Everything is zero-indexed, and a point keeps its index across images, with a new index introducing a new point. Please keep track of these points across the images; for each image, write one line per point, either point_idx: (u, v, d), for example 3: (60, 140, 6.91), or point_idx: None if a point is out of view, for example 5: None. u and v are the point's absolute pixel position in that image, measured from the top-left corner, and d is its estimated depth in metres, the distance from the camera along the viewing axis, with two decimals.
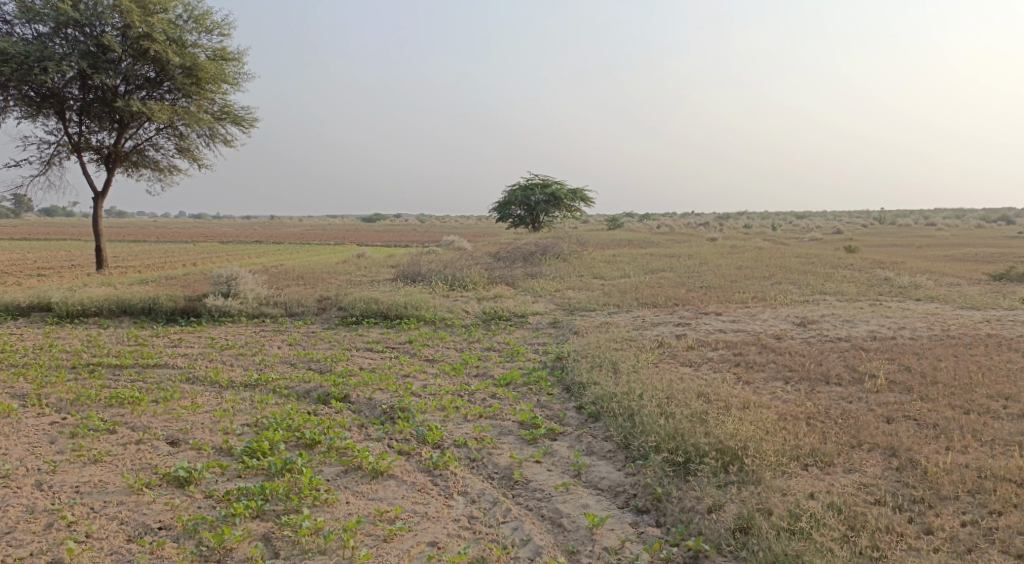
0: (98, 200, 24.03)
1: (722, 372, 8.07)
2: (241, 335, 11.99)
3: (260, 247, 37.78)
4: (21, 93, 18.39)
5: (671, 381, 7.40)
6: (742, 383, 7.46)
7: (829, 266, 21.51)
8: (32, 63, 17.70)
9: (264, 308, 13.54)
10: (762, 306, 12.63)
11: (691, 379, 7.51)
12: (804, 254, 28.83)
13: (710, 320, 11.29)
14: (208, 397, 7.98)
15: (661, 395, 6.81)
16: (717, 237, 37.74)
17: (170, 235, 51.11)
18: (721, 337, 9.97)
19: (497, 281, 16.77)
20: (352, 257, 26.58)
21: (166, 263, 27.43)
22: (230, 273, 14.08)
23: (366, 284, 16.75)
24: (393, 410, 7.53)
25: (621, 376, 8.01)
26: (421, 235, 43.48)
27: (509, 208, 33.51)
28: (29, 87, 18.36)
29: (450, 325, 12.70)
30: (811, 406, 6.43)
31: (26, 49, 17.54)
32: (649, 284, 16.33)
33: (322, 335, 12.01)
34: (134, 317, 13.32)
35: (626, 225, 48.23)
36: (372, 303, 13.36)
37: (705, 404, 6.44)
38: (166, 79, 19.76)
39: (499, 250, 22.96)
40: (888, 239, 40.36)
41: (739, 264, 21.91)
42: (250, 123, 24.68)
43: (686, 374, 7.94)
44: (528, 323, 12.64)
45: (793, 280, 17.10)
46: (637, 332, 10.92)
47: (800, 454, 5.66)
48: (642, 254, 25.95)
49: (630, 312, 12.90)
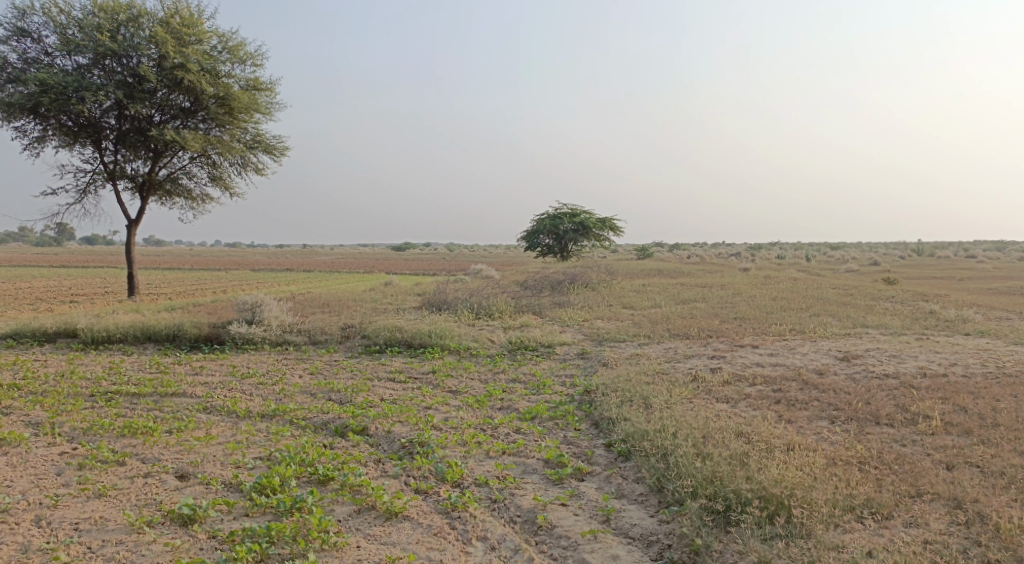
0: (130, 227, 24.25)
1: (762, 409, 7.61)
2: (263, 364, 11.77)
3: (290, 275, 37.93)
4: (59, 122, 18.60)
5: (708, 419, 6.95)
6: (785, 422, 7.00)
7: (869, 298, 20.83)
8: (70, 94, 17.86)
9: (288, 335, 13.33)
10: (800, 338, 12.12)
11: (729, 416, 7.06)
12: (841, 285, 28.09)
13: (746, 353, 10.82)
14: (222, 427, 7.71)
15: (697, 433, 6.37)
16: (750, 267, 37.07)
17: (202, 262, 51.77)
18: (759, 371, 9.49)
19: (524, 310, 16.43)
20: (380, 285, 26.47)
21: (195, 290, 27.56)
22: (254, 300, 13.93)
23: (392, 312, 16.51)
24: (411, 444, 7.18)
25: (653, 412, 7.58)
26: (449, 264, 43.41)
27: (538, 236, 33.26)
28: (67, 117, 18.58)
29: (475, 355, 12.36)
30: (862, 450, 5.95)
31: (65, 80, 17.72)
32: (681, 315, 15.86)
33: (345, 364, 11.74)
34: (157, 344, 13.20)
35: (656, 255, 47.70)
36: (396, 332, 13.09)
37: (746, 445, 6.00)
38: (200, 108, 19.94)
39: (527, 279, 22.66)
40: (927, 271, 39.33)
41: (774, 295, 21.33)
42: (282, 152, 24.81)
43: (723, 411, 7.49)
44: (556, 354, 12.26)
45: (831, 312, 16.52)
46: (670, 364, 10.48)
47: (854, 504, 5.19)
48: (673, 284, 25.45)
49: (662, 343, 12.45)
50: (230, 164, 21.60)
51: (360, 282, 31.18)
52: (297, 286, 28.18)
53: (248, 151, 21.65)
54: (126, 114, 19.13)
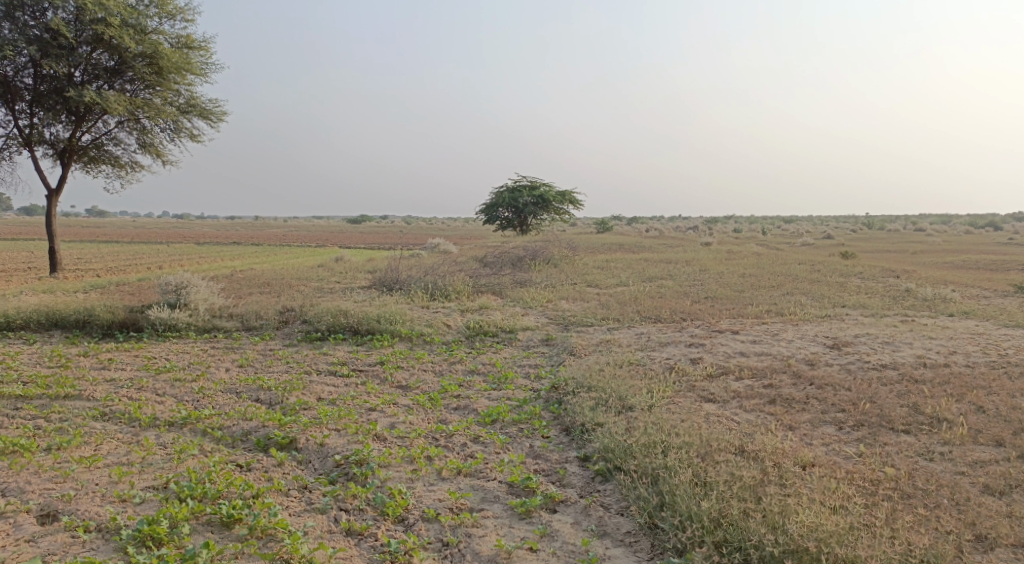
0: (53, 198, 22.30)
1: (758, 413, 6.57)
2: (186, 356, 10.38)
3: (236, 250, 36.01)
4: None
5: (701, 428, 5.91)
6: (790, 432, 5.98)
7: (839, 274, 20.13)
8: None
9: (217, 321, 11.92)
10: (782, 322, 11.15)
11: (726, 427, 6.03)
12: (805, 260, 27.45)
13: (727, 339, 9.80)
14: (117, 444, 6.40)
15: (695, 458, 5.32)
16: (712, 241, 36.42)
17: (144, 235, 49.45)
18: (744, 363, 8.45)
19: (482, 289, 15.23)
20: (329, 261, 24.98)
21: (128, 266, 25.73)
22: (180, 280, 12.43)
23: (338, 292, 15.15)
24: (347, 463, 5.95)
25: (634, 418, 6.49)
26: (405, 239, 41.89)
27: (497, 210, 31.99)
28: None
29: (428, 342, 11.12)
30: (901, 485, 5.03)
31: None
32: (650, 295, 14.84)
33: (280, 355, 10.40)
34: (66, 332, 11.67)
35: (615, 229, 46.88)
36: (340, 316, 11.77)
37: (756, 473, 5.01)
38: (126, 69, 18.07)
39: (485, 255, 21.43)
40: (882, 244, 39.22)
41: (742, 271, 20.46)
42: (221, 118, 23.00)
43: (714, 416, 6.44)
44: (517, 341, 11.08)
45: (805, 291, 15.64)
46: (644, 354, 9.41)
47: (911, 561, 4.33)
48: (637, 259, 24.45)
49: (633, 328, 11.37)
50: (162, 129, 19.81)
51: (308, 257, 29.59)
52: (239, 262, 26.49)
53: (182, 116, 19.88)
54: (43, 73, 17.22)
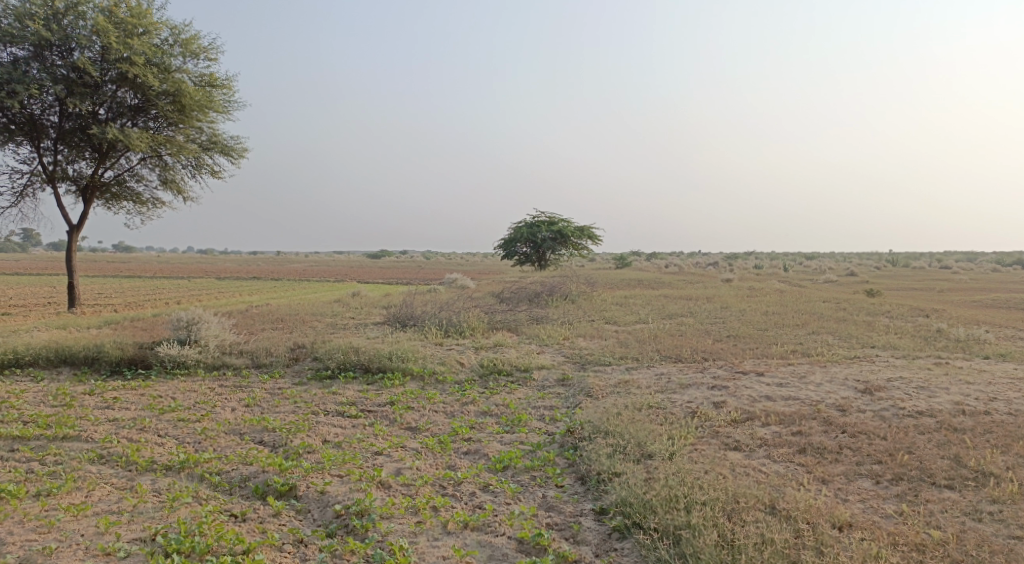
0: (74, 233, 22.39)
1: (787, 464, 6.18)
2: (192, 394, 10.11)
3: (254, 284, 35.98)
4: None
5: (726, 481, 5.54)
6: (825, 487, 5.68)
7: (865, 313, 19.56)
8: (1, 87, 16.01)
9: (227, 358, 11.68)
10: (808, 363, 10.71)
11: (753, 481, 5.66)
12: (830, 297, 26.86)
13: (751, 381, 9.38)
14: (109, 490, 6.12)
15: (720, 521, 4.98)
16: (733, 278, 35.87)
17: (164, 268, 49.72)
18: (770, 407, 8.04)
19: (498, 326, 14.89)
20: (345, 296, 24.81)
21: (145, 300, 25.72)
22: (191, 316, 12.22)
23: (352, 328, 14.87)
24: (348, 512, 5.61)
25: (654, 468, 6.12)
26: (422, 273, 41.70)
27: (515, 245, 31.78)
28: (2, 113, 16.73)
29: (441, 381, 10.79)
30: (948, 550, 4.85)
31: None
32: (670, 333, 14.43)
33: (287, 394, 10.11)
34: (74, 368, 11.46)
35: (635, 265, 46.45)
36: (351, 354, 11.48)
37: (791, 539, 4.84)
38: (149, 107, 18.15)
39: (501, 291, 21.14)
40: (907, 282, 38.45)
41: (764, 309, 19.97)
42: (241, 154, 23.06)
43: (739, 467, 6.06)
44: (532, 381, 10.72)
45: (830, 330, 15.16)
46: (664, 397, 9.01)
47: None
48: (656, 296, 24.01)
49: (652, 368, 10.97)
50: (183, 166, 19.85)
51: (325, 292, 29.44)
52: (256, 297, 26.37)
53: (203, 153, 19.93)
54: (67, 111, 17.34)
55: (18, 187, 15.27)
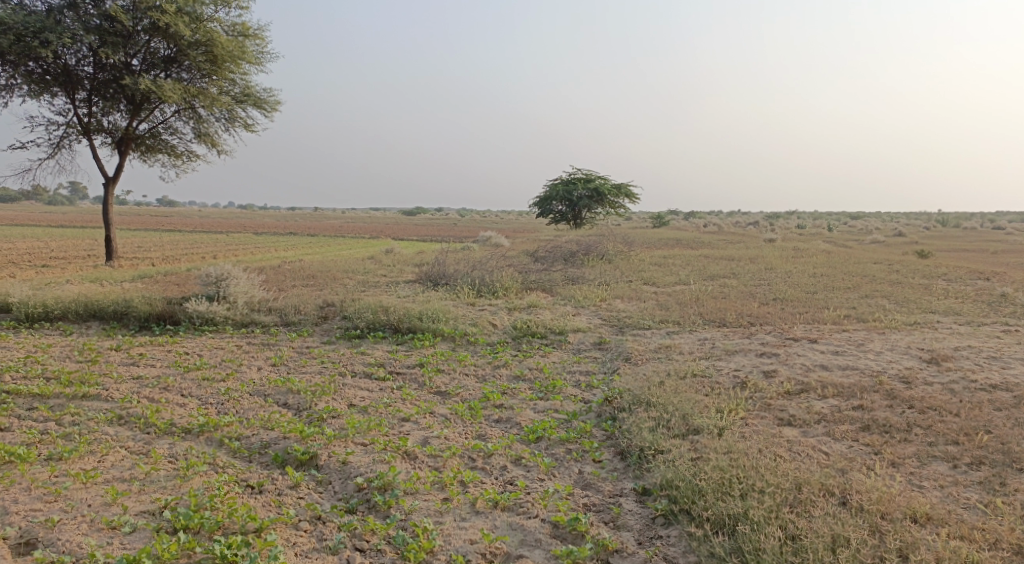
0: (109, 186, 22.30)
1: (852, 443, 5.68)
2: (219, 352, 9.83)
3: (290, 240, 35.89)
4: (26, 70, 16.48)
5: (782, 464, 5.07)
6: (897, 473, 5.20)
7: (918, 275, 18.69)
8: (34, 37, 15.68)
9: (255, 315, 11.38)
10: (863, 331, 10.06)
11: (814, 466, 5.14)
12: (878, 258, 25.86)
13: (804, 349, 8.79)
14: (123, 455, 5.82)
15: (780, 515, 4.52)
16: (775, 238, 34.87)
17: (201, 223, 50.04)
18: (826, 378, 7.47)
19: (532, 286, 14.42)
20: (379, 253, 24.47)
21: (181, 255, 25.68)
22: (220, 271, 11.93)
23: (383, 286, 14.52)
24: (370, 487, 5.22)
25: (701, 445, 5.65)
26: (457, 231, 41.31)
27: (550, 203, 31.16)
28: (36, 64, 16.45)
29: (473, 343, 10.37)
30: None
31: (29, 21, 15.51)
32: (712, 295, 13.82)
33: (315, 353, 9.78)
34: (103, 323, 11.27)
35: (672, 224, 45.49)
36: (381, 314, 11.12)
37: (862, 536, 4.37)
38: (182, 57, 17.75)
39: (537, 249, 20.61)
40: (958, 243, 36.97)
41: (811, 271, 19.13)
42: (274, 108, 22.66)
43: (796, 446, 5.58)
44: (567, 344, 10.25)
45: (884, 294, 14.37)
46: (709, 364, 8.47)
47: None
48: (696, 256, 23.29)
49: (695, 333, 10.41)
50: (216, 119, 19.51)
51: (359, 248, 29.20)
52: (291, 253, 26.20)
53: (236, 105, 19.55)
54: (101, 62, 17.04)
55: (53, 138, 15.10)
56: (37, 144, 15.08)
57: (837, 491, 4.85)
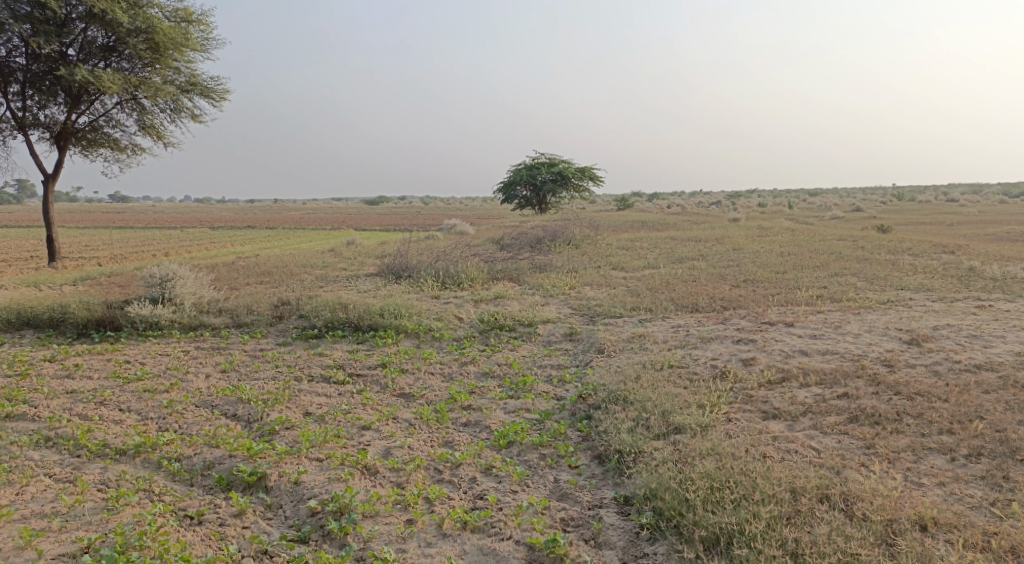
0: (51, 184, 21.23)
1: (844, 437, 5.32)
2: (164, 359, 9.18)
3: (248, 234, 34.89)
4: None
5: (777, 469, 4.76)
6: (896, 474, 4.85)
7: (886, 251, 18.60)
8: None
9: (205, 317, 10.72)
10: (839, 311, 9.77)
11: (809, 473, 4.76)
12: (843, 235, 25.84)
13: (782, 334, 8.45)
14: (46, 485, 5.22)
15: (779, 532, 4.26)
16: (740, 217, 34.81)
17: (156, 220, 48.51)
18: (808, 364, 7.12)
19: (499, 275, 13.93)
20: (339, 245, 23.76)
21: (132, 254, 24.69)
22: (165, 271, 11.20)
23: (343, 281, 13.90)
24: (324, 511, 4.72)
25: (684, 446, 5.25)
26: (420, 220, 40.59)
27: (514, 188, 30.65)
28: None
29: (437, 339, 9.86)
30: None
31: None
32: (683, 279, 13.48)
33: (269, 357, 9.18)
34: (38, 331, 10.51)
35: (637, 207, 45.30)
36: (340, 311, 10.54)
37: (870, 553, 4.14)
38: (121, 45, 16.78)
39: (501, 237, 20.09)
40: (918, 216, 37.27)
41: (779, 250, 18.90)
42: (223, 97, 21.71)
43: (787, 444, 5.21)
44: (536, 336, 9.78)
45: (854, 271, 14.14)
46: (685, 354, 8.08)
47: None
48: (664, 238, 22.98)
49: (668, 320, 10.02)
50: (161, 110, 18.55)
51: (320, 240, 28.40)
52: (247, 248, 25.31)
53: (181, 95, 18.60)
54: (35, 52, 16.05)
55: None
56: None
57: (837, 499, 4.54)
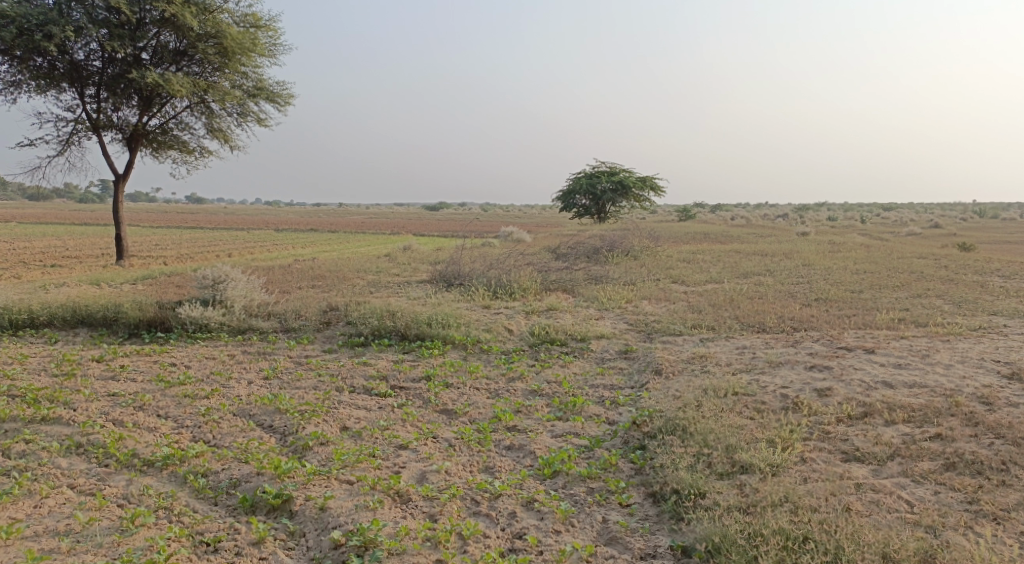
0: (120, 184, 21.67)
1: (941, 494, 4.72)
2: (209, 362, 8.98)
3: (309, 236, 35.20)
4: (33, 65, 15.71)
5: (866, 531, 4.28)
6: (1006, 542, 4.26)
7: (967, 271, 17.48)
8: (37, 30, 14.90)
9: (253, 320, 10.53)
10: (922, 338, 9.03)
11: (902, 535, 4.20)
12: (919, 252, 24.57)
13: (860, 362, 7.77)
14: (66, 498, 4.98)
15: None
16: (808, 231, 33.55)
17: (222, 220, 49.50)
18: (892, 399, 6.49)
19: (553, 286, 13.47)
20: (396, 250, 23.66)
21: (195, 253, 25.08)
22: (218, 273, 11.06)
23: (394, 287, 13.63)
24: (348, 545, 4.50)
25: (750, 492, 4.72)
26: (478, 226, 40.39)
27: (573, 196, 30.16)
28: (42, 58, 15.70)
29: (486, 351, 9.45)
30: None
31: (30, 12, 14.72)
32: (748, 295, 12.80)
33: (313, 364, 8.90)
34: (90, 329, 10.47)
35: (698, 218, 44.22)
36: (388, 319, 10.22)
37: None
38: (191, 50, 16.89)
39: (558, 246, 19.64)
40: (1000, 234, 35.32)
41: (851, 267, 17.93)
42: (288, 101, 21.80)
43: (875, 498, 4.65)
44: (589, 353, 9.27)
45: (936, 293, 13.23)
46: (751, 379, 7.47)
47: None
48: (727, 251, 22.18)
49: (732, 340, 9.40)
50: (228, 114, 18.64)
51: (377, 245, 28.43)
52: (306, 250, 25.43)
53: (248, 99, 18.65)
54: (110, 57, 16.27)
55: (62, 135, 14.94)
56: (45, 142, 14.92)
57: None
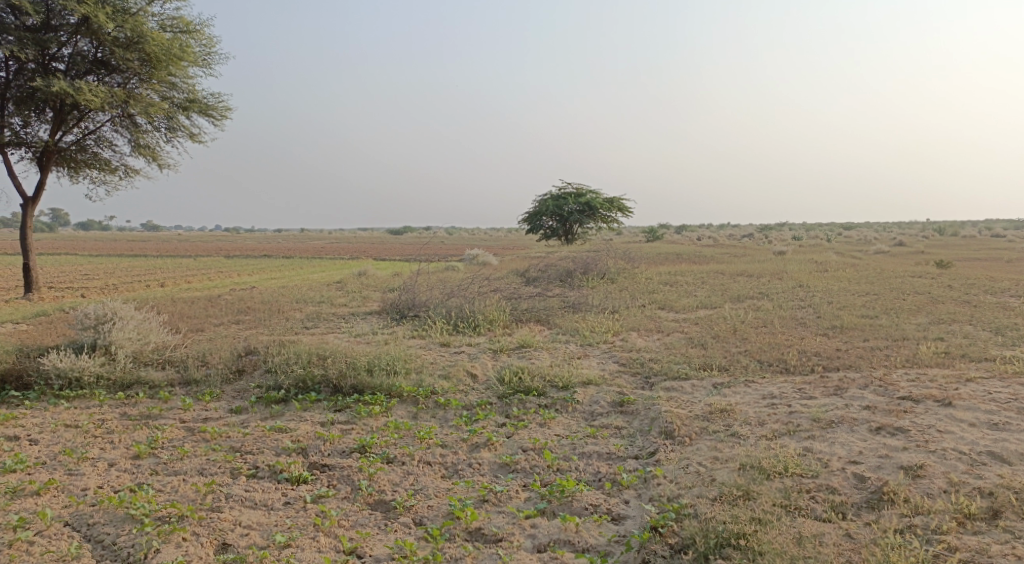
0: (30, 206, 19.09)
1: None
2: (66, 433, 6.65)
3: (258, 263, 32.52)
4: None
5: None
6: None
7: (976, 292, 15.79)
8: None
9: (143, 372, 8.21)
10: (995, 381, 7.11)
11: None
12: (908, 271, 23.03)
13: (942, 420, 5.79)
14: None
15: None
16: (784, 250, 32.05)
17: (167, 248, 46.30)
18: (1018, 483, 4.52)
19: (523, 316, 11.36)
20: (349, 276, 21.42)
21: (121, 285, 22.42)
22: (102, 310, 8.64)
23: (335, 321, 11.39)
24: None
25: None
26: (441, 250, 38.18)
27: (539, 218, 28.16)
28: None
29: (441, 406, 7.28)
30: None
31: None
32: (753, 324, 10.85)
33: (206, 433, 6.60)
34: None
35: (667, 238, 42.62)
36: (317, 366, 7.99)
37: None
38: (111, 58, 14.02)
39: (526, 270, 17.54)
40: (973, 251, 34.17)
41: (851, 288, 16.15)
42: (225, 114, 19.36)
43: None
44: (575, 406, 7.16)
45: (965, 318, 11.42)
46: (802, 448, 5.43)
47: None
48: (709, 273, 20.37)
49: (754, 386, 7.39)
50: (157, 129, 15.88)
51: (331, 271, 26.08)
52: (249, 279, 22.97)
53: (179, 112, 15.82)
54: (14, 66, 13.55)
55: None
56: None
57: None
